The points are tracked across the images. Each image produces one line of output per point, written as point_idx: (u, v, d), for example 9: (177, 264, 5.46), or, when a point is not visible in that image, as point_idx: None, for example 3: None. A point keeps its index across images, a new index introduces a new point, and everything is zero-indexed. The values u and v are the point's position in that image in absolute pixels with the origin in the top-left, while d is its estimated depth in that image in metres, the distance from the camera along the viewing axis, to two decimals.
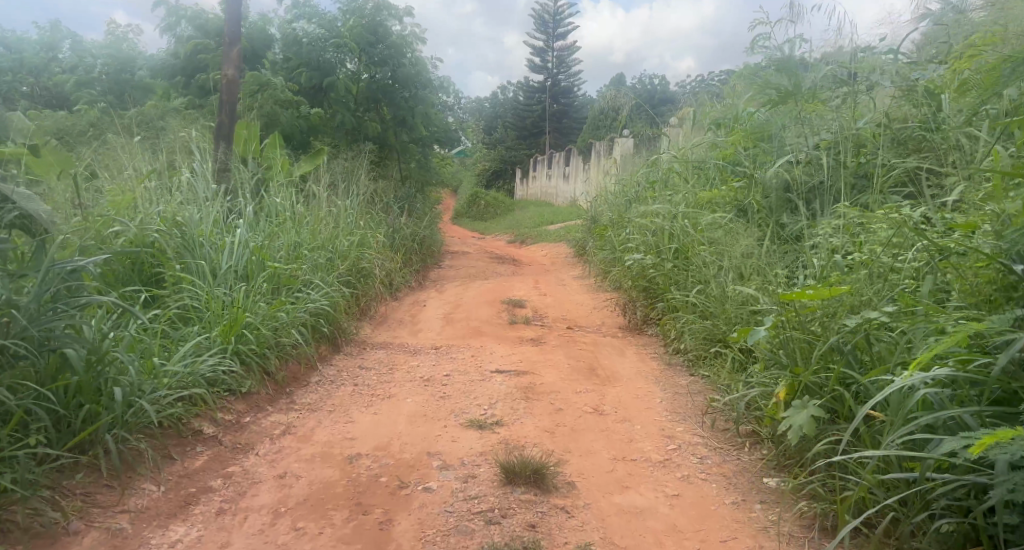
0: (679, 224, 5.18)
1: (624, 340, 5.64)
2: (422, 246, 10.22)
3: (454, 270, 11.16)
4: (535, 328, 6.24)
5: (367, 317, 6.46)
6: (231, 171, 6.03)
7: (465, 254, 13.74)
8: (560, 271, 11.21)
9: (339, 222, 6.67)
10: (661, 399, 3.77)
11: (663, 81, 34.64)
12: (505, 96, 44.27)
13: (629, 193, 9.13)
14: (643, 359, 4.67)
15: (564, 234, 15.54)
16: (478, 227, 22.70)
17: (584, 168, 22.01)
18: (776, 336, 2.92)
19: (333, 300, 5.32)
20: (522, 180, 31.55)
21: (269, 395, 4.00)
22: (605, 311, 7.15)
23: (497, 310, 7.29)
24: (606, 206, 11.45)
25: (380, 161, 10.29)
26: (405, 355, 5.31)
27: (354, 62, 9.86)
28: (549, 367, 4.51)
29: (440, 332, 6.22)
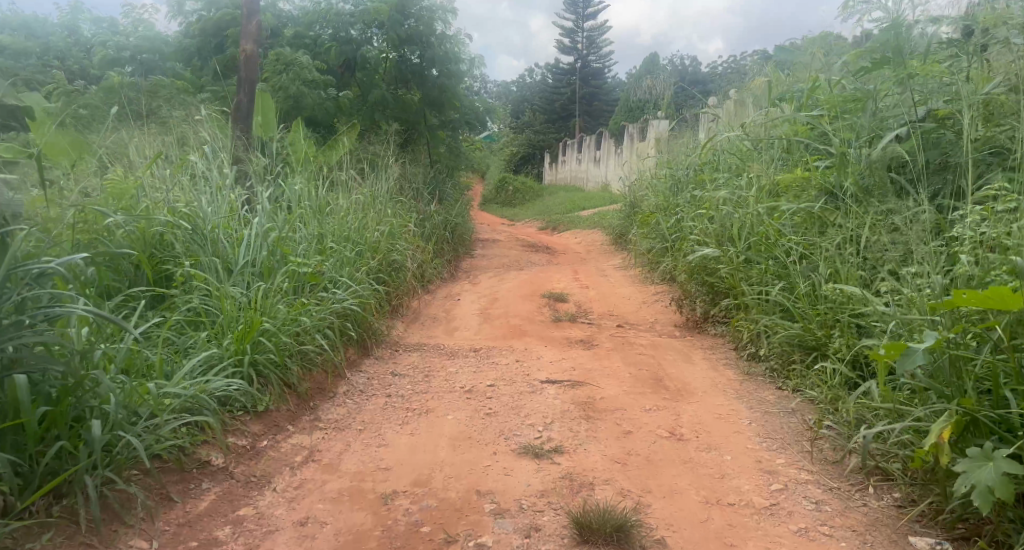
0: (752, 211, 4.57)
1: (686, 341, 5.05)
2: (454, 235, 9.69)
3: (487, 260, 10.62)
4: (582, 326, 5.67)
5: (399, 314, 5.96)
6: (250, 156, 5.54)
7: (496, 242, 13.19)
8: (599, 261, 10.63)
9: (367, 210, 6.14)
10: (750, 420, 3.20)
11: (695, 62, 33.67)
12: (533, 80, 43.54)
13: (678, 177, 8.47)
14: (716, 367, 4.08)
15: (598, 221, 14.91)
16: (508, 214, 22.15)
17: (617, 151, 21.27)
18: (936, 358, 2.35)
19: (363, 299, 4.80)
20: (551, 165, 30.89)
21: (291, 411, 3.49)
22: (656, 307, 6.55)
23: (538, 305, 6.74)
24: (648, 191, 10.80)
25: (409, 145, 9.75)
26: (442, 359, 4.79)
27: (381, 39, 9.31)
28: (608, 377, 3.95)
29: (478, 330, 5.68)
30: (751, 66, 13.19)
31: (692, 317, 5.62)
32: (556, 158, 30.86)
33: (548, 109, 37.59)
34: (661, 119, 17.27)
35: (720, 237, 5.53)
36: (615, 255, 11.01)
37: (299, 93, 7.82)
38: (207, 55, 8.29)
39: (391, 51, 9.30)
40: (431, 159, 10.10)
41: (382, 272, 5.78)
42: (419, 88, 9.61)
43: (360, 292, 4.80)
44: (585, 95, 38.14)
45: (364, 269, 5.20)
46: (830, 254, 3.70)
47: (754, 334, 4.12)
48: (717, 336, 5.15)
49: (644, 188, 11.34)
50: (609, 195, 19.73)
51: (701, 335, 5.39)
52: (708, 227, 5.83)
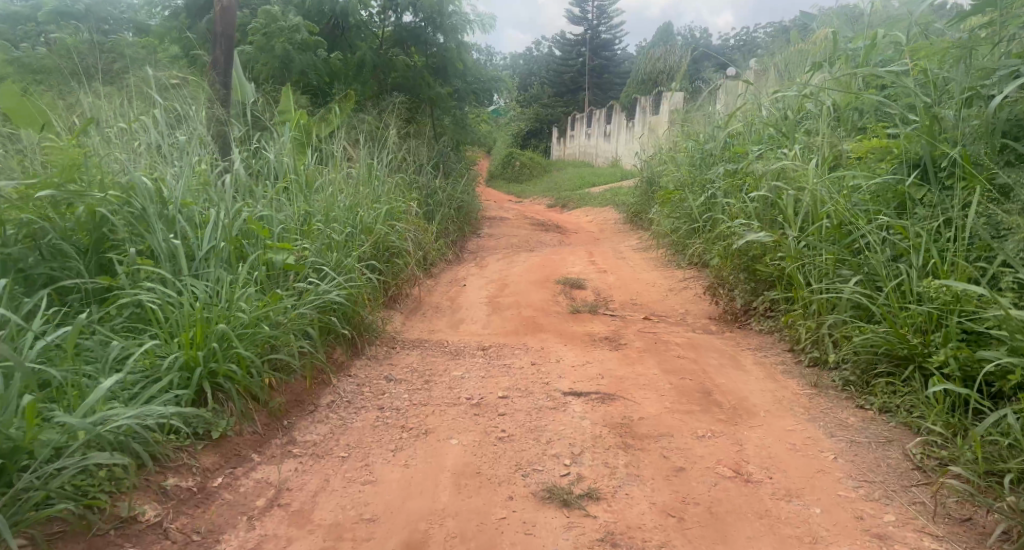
0: (813, 189, 3.87)
1: (728, 340, 4.36)
2: (459, 213, 9.00)
3: (495, 240, 9.92)
4: (604, 319, 5.00)
5: (397, 305, 5.29)
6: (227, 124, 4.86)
7: (503, 220, 12.47)
8: (614, 242, 9.93)
9: (362, 185, 5.44)
10: (835, 455, 2.51)
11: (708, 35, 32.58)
12: (541, 53, 42.41)
13: (705, 152, 7.75)
14: (775, 378, 3.40)
15: (611, 198, 14.17)
16: (515, 190, 21.37)
17: (629, 125, 20.44)
18: None
19: (355, 289, 4.13)
20: (560, 139, 30.02)
21: (259, 435, 2.84)
22: (684, 296, 5.85)
23: (553, 292, 6.07)
24: (667, 167, 10.07)
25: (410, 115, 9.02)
26: (446, 360, 4.13)
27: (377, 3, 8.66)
28: (646, 389, 3.27)
29: (487, 323, 5.02)
30: (778, 35, 12.37)
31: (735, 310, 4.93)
32: (565, 132, 29.97)
33: (556, 82, 36.54)
34: (676, 91, 16.47)
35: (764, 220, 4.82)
36: (631, 236, 10.30)
37: (285, 52, 7.06)
38: (192, 13, 7.55)
39: (387, 15, 8.75)
40: (434, 131, 9.38)
41: (376, 257, 5.10)
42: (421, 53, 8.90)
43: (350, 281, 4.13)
44: (594, 68, 37.10)
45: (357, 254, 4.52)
46: (926, 241, 3.02)
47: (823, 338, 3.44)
48: (767, 335, 4.45)
49: (662, 163, 10.61)
50: (620, 171, 18.95)
51: (745, 331, 4.69)
52: (751, 206, 5.12)
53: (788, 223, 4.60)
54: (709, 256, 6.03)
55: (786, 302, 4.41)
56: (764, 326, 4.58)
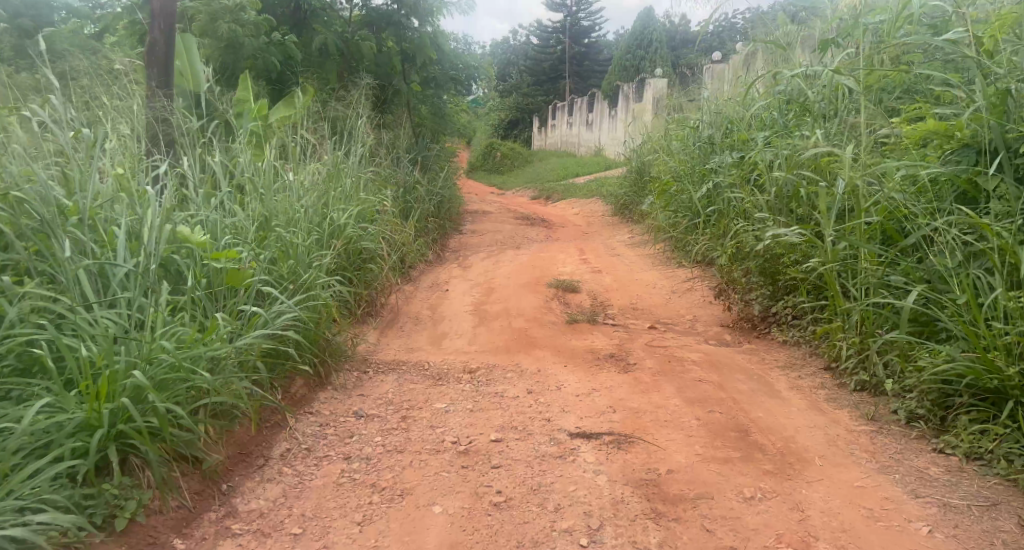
0: (853, 179, 3.32)
1: (751, 356, 3.81)
2: (439, 210, 8.40)
3: (478, 237, 9.32)
4: (604, 331, 4.45)
5: (372, 318, 4.70)
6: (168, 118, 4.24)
7: (486, 214, 11.88)
8: (604, 236, 9.40)
9: (329, 182, 4.81)
10: (928, 526, 1.97)
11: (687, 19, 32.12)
12: (519, 41, 41.75)
13: (702, 140, 7.23)
14: (819, 408, 2.85)
15: (597, 188, 13.61)
16: (496, 181, 20.77)
17: (611, 113, 19.92)
18: None
19: (320, 307, 3.52)
20: (540, 129, 29.44)
21: (186, 511, 2.24)
22: (692, 301, 5.35)
23: (544, 298, 5.51)
24: (658, 155, 9.55)
25: (385, 106, 8.41)
26: (428, 387, 3.55)
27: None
28: (670, 429, 2.71)
29: (474, 339, 4.43)
30: (764, 16, 11.90)
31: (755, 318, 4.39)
32: (546, 122, 29.37)
33: (536, 70, 35.89)
34: (658, 76, 15.98)
35: (786, 217, 4.33)
36: (621, 230, 9.75)
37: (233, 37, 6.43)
38: None
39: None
40: (411, 123, 8.76)
41: (347, 265, 4.48)
42: (394, 37, 8.27)
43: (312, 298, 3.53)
44: (574, 55, 36.50)
45: (324, 263, 3.92)
46: (1014, 243, 2.47)
47: (873, 356, 2.91)
48: (794, 349, 3.91)
49: (652, 152, 10.06)
50: (605, 160, 18.40)
51: (766, 343, 4.15)
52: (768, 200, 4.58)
53: (818, 219, 4.05)
54: (716, 255, 5.51)
55: (814, 310, 3.87)
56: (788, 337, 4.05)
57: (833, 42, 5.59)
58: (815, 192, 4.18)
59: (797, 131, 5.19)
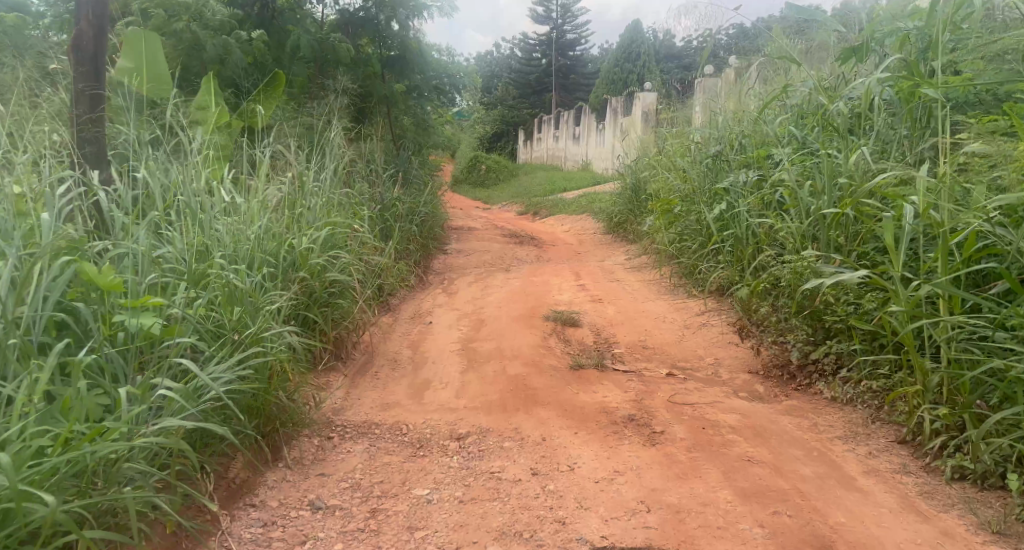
0: (937, 213, 2.73)
1: (798, 419, 3.17)
2: (422, 228, 7.73)
3: (464, 257, 8.64)
4: (614, 380, 3.81)
5: (342, 362, 4.00)
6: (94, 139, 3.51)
7: (471, 231, 11.19)
8: (599, 257, 8.78)
9: (294, 201, 4.12)
10: None
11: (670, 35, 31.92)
12: (503, 54, 41.33)
13: (707, 156, 6.68)
14: (916, 509, 2.23)
15: (587, 205, 13.00)
16: (481, 196, 20.12)
17: (598, 127, 19.41)
18: None
19: (274, 367, 2.85)
20: (526, 143, 28.91)
21: None
22: (713, 338, 4.76)
23: (541, 334, 4.85)
24: (655, 172, 8.98)
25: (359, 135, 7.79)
26: (408, 461, 2.88)
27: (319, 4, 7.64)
28: (728, 543, 2.07)
29: (463, 389, 3.75)
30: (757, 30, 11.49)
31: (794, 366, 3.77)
32: (531, 135, 28.84)
33: (522, 82, 35.38)
34: (647, 90, 15.51)
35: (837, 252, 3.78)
36: (617, 250, 9.13)
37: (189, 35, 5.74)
38: None
39: (330, 11, 7.72)
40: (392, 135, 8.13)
41: (314, 301, 3.78)
42: (372, 39, 7.83)
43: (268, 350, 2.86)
44: (560, 68, 36.10)
45: (284, 303, 3.25)
46: None
47: (978, 439, 2.29)
48: (846, 410, 3.28)
49: (648, 168, 9.47)
50: (592, 175, 17.84)
51: (810, 399, 3.51)
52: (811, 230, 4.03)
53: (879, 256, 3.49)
54: (739, 286, 4.93)
55: (870, 364, 3.27)
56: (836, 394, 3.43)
57: (859, 52, 5.10)
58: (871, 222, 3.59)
59: (826, 150, 4.62)
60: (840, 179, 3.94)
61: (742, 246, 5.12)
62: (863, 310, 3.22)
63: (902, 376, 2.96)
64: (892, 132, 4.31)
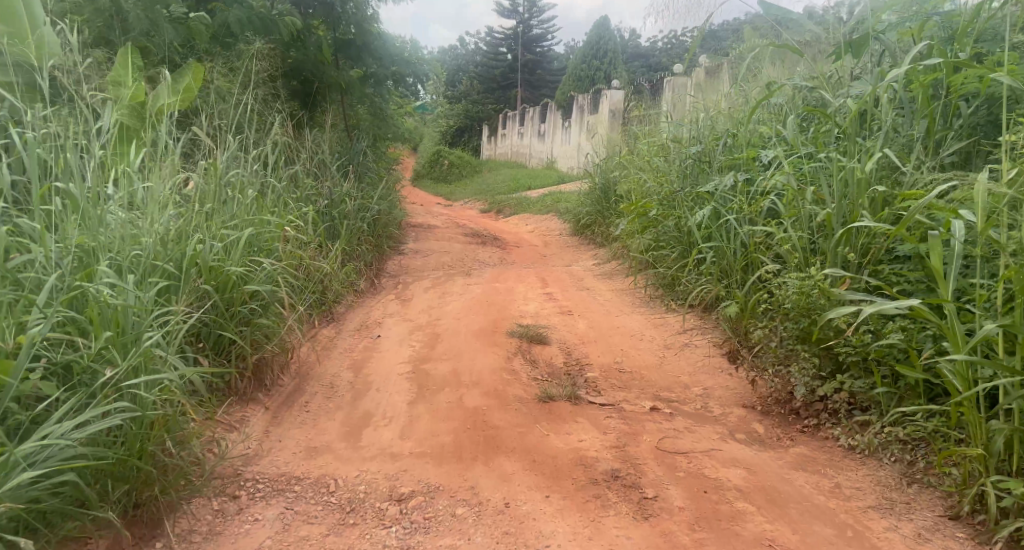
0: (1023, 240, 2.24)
1: (814, 477, 2.61)
2: (374, 227, 7.06)
3: (421, 259, 7.97)
4: (591, 417, 3.23)
5: (265, 389, 3.32)
6: None
7: (430, 229, 10.52)
8: (565, 261, 8.21)
9: (209, 191, 3.40)
10: None
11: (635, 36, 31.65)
12: (469, 48, 40.59)
13: (685, 158, 6.17)
14: None
15: (553, 204, 12.42)
16: (443, 191, 19.41)
17: (564, 124, 18.86)
18: None
19: (165, 415, 2.22)
20: (490, 139, 28.26)
21: None
22: (698, 361, 4.23)
23: (504, 353, 4.25)
24: (627, 173, 8.46)
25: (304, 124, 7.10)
26: (334, 536, 2.25)
27: None
28: None
29: (410, 426, 3.12)
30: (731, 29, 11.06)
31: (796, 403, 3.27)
32: (494, 131, 28.19)
33: (487, 76, 34.68)
34: (615, 88, 15.01)
35: (867, 278, 3.29)
36: (585, 255, 8.56)
37: None
38: None
39: None
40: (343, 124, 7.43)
41: (230, 316, 3.10)
42: (323, 18, 7.13)
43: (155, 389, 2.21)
44: (526, 63, 35.53)
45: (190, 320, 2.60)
46: None
47: None
48: (867, 463, 2.75)
49: (619, 168, 8.93)
50: (558, 174, 17.28)
51: (821, 446, 2.97)
52: (834, 248, 3.52)
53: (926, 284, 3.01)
54: (728, 303, 4.40)
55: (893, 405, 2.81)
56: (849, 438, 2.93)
57: (860, 47, 4.64)
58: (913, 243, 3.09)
59: (826, 154, 4.12)
60: (880, 192, 3.45)
61: (730, 257, 4.59)
62: (890, 344, 2.76)
63: (954, 432, 2.47)
64: (908, 138, 3.86)
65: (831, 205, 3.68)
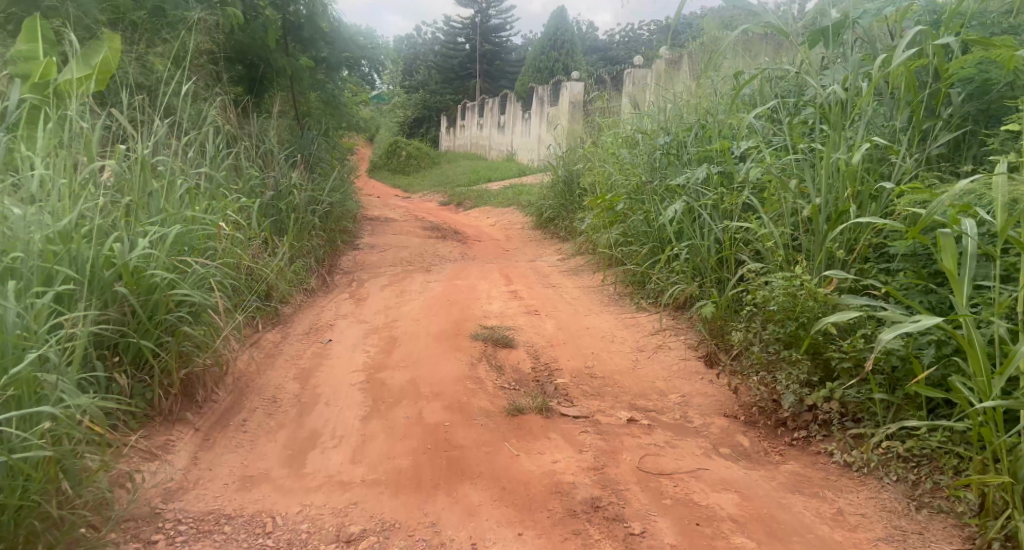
0: None
1: (813, 501, 2.37)
2: (327, 222, 6.65)
3: (378, 254, 7.59)
4: (564, 432, 2.94)
5: (195, 407, 2.93)
6: None
7: (387, 222, 10.11)
8: (528, 257, 7.91)
9: (132, 184, 2.99)
10: None
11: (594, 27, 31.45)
12: (426, 37, 39.91)
13: (653, 150, 5.92)
14: None
15: (514, 197, 12.11)
16: (400, 183, 18.92)
17: (524, 116, 18.54)
18: None
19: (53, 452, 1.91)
20: (448, 130, 27.78)
21: None
22: (674, 363, 3.96)
23: (467, 359, 3.94)
24: (591, 165, 8.19)
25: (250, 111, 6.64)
26: None
27: None
28: None
29: (363, 448, 2.80)
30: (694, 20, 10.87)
31: (780, 412, 3.04)
32: (453, 122, 27.71)
33: (444, 66, 34.10)
34: (576, 79, 14.73)
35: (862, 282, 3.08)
36: (548, 249, 8.27)
37: None
38: None
39: None
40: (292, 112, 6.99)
41: (154, 324, 2.71)
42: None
43: (37, 425, 1.90)
44: (484, 54, 35.08)
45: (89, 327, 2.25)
46: None
47: None
48: (865, 481, 2.52)
49: (582, 160, 8.67)
50: (518, 166, 16.97)
51: (813, 462, 2.73)
52: (824, 248, 3.31)
53: (926, 291, 2.82)
54: (704, 302, 4.15)
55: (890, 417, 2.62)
56: (842, 453, 2.73)
57: (838, 33, 4.42)
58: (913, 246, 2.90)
59: (808, 145, 3.89)
60: (879, 191, 3.26)
61: (706, 253, 4.34)
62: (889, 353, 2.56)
63: (972, 454, 2.27)
64: (893, 128, 3.65)
65: (817, 199, 3.46)
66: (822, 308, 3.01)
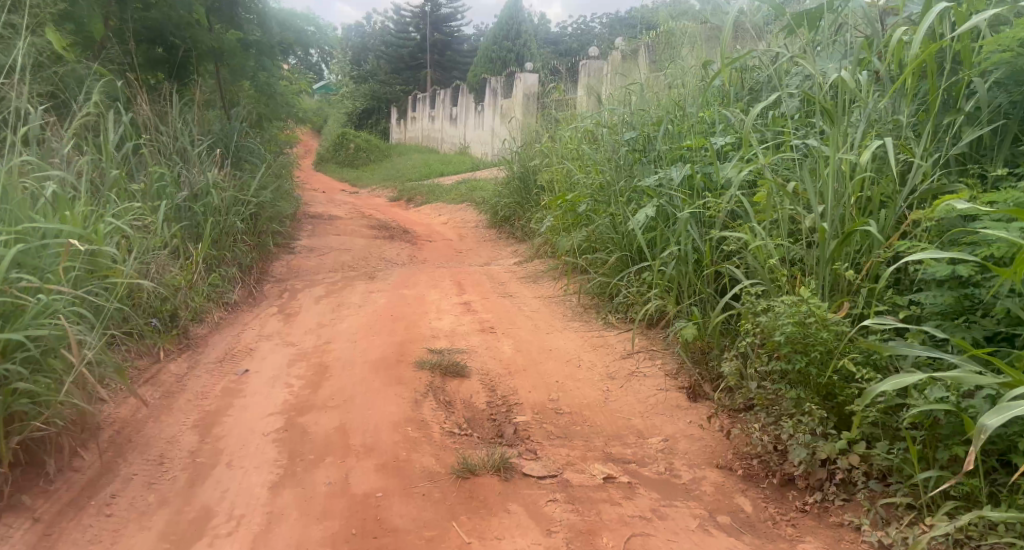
0: None
1: None
2: (256, 225, 5.93)
3: (316, 258, 6.85)
4: (525, 502, 2.39)
5: (43, 482, 2.36)
6: None
7: (330, 220, 9.39)
8: (483, 260, 7.30)
9: None
10: None
11: (545, 20, 30.91)
12: (376, 26, 38.78)
13: (617, 147, 5.37)
14: None
15: (468, 193, 11.43)
16: (348, 177, 18.10)
17: (477, 109, 17.86)
18: None
19: None
20: (400, 122, 26.92)
21: None
22: (651, 393, 3.41)
23: (410, 394, 3.33)
24: (549, 162, 7.60)
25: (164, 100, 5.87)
26: None
27: None
28: None
29: (268, 533, 2.22)
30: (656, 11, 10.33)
31: (785, 464, 2.51)
32: (404, 114, 26.85)
33: (395, 56, 33.11)
34: (530, 71, 14.11)
35: (885, 314, 2.60)
36: (504, 252, 7.67)
37: None
38: None
39: None
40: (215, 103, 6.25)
41: None
42: None
43: None
44: (436, 44, 34.23)
45: None
46: None
47: None
48: None
49: (539, 155, 8.07)
50: (471, 160, 16.28)
51: (836, 539, 2.22)
52: (833, 268, 2.82)
53: (966, 327, 2.35)
54: (684, 322, 3.61)
55: (933, 481, 2.13)
56: (871, 524, 2.21)
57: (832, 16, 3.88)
58: (953, 276, 2.43)
59: (801, 141, 3.37)
60: (895, 205, 2.80)
61: (683, 267, 3.80)
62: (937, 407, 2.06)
63: None
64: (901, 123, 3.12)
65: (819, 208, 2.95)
66: (835, 340, 2.48)
